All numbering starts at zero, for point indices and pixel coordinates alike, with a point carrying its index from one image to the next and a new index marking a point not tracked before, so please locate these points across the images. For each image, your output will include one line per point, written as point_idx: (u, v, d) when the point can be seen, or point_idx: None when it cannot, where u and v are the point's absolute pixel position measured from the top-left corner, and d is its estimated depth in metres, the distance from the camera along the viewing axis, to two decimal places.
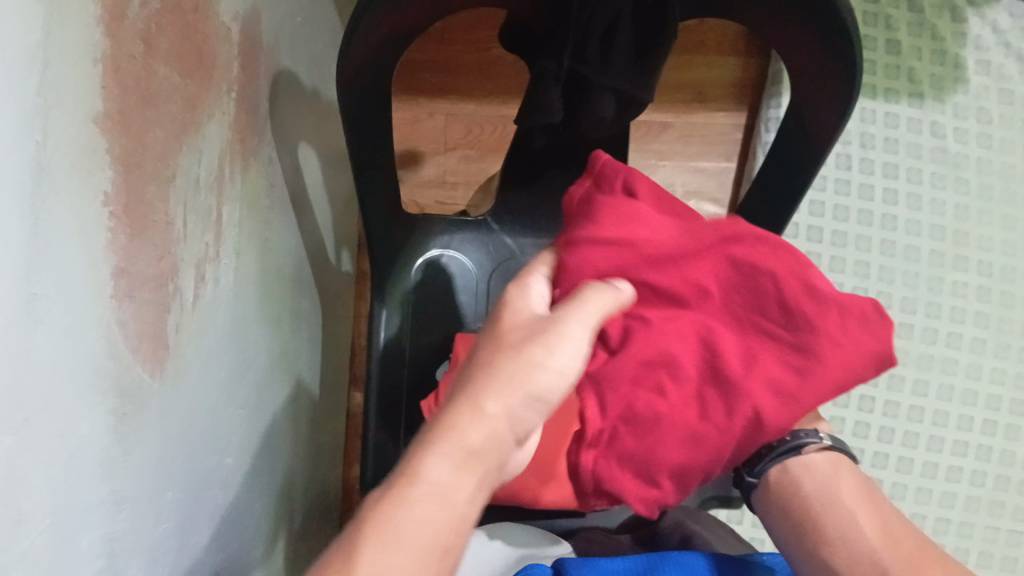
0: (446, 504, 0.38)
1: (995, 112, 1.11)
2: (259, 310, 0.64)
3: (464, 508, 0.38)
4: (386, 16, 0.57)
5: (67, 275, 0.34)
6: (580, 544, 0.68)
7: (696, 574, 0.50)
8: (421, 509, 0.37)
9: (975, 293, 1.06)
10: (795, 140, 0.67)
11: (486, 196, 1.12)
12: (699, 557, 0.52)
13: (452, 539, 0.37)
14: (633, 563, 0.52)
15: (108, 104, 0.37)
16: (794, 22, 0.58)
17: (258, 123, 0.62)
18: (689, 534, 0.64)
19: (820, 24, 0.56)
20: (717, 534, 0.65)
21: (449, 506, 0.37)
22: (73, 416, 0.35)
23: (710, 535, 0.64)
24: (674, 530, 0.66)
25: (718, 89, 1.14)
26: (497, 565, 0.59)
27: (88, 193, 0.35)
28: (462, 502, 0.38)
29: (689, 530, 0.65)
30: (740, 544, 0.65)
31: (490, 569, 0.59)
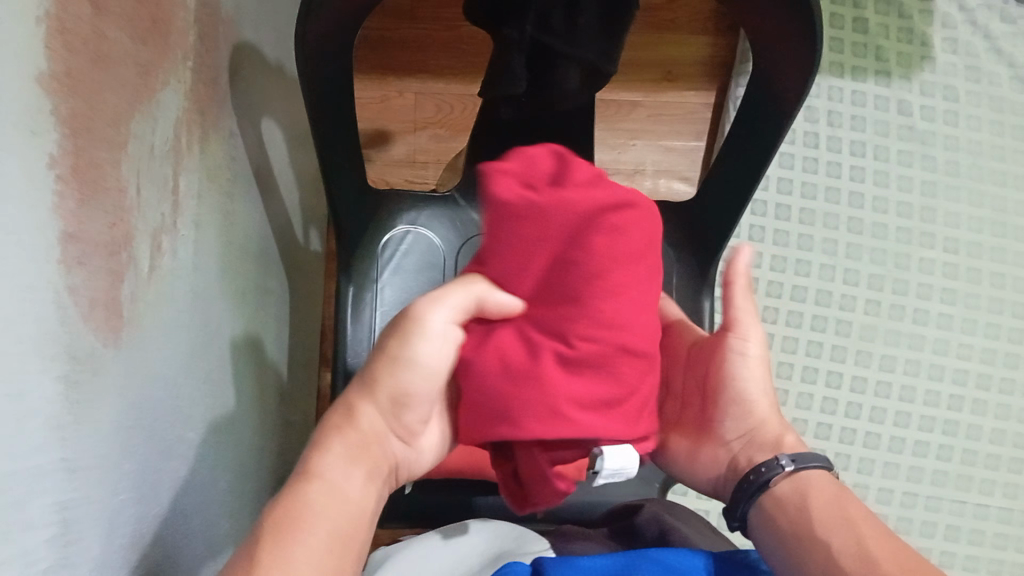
0: (346, 499, 0.47)
1: (961, 89, 1.12)
2: (222, 284, 0.63)
3: (357, 498, 0.48)
4: None
5: (12, 237, 0.33)
6: (559, 540, 0.66)
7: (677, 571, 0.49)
8: (316, 501, 0.46)
9: (942, 270, 1.07)
10: (759, 111, 0.67)
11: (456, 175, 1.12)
12: (678, 555, 0.50)
13: (349, 530, 0.46)
14: (610, 562, 0.50)
15: (53, 64, 0.36)
16: None
17: (219, 94, 0.61)
18: (668, 529, 0.63)
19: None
20: (694, 527, 0.65)
21: (347, 500, 0.47)
22: (23, 381, 0.34)
23: (689, 529, 0.64)
24: (652, 523, 0.65)
25: (688, 68, 1.14)
26: (474, 560, 0.57)
27: (33, 154, 0.35)
28: (353, 494, 0.48)
29: (667, 523, 0.65)
30: (715, 536, 0.66)
31: (467, 565, 0.57)
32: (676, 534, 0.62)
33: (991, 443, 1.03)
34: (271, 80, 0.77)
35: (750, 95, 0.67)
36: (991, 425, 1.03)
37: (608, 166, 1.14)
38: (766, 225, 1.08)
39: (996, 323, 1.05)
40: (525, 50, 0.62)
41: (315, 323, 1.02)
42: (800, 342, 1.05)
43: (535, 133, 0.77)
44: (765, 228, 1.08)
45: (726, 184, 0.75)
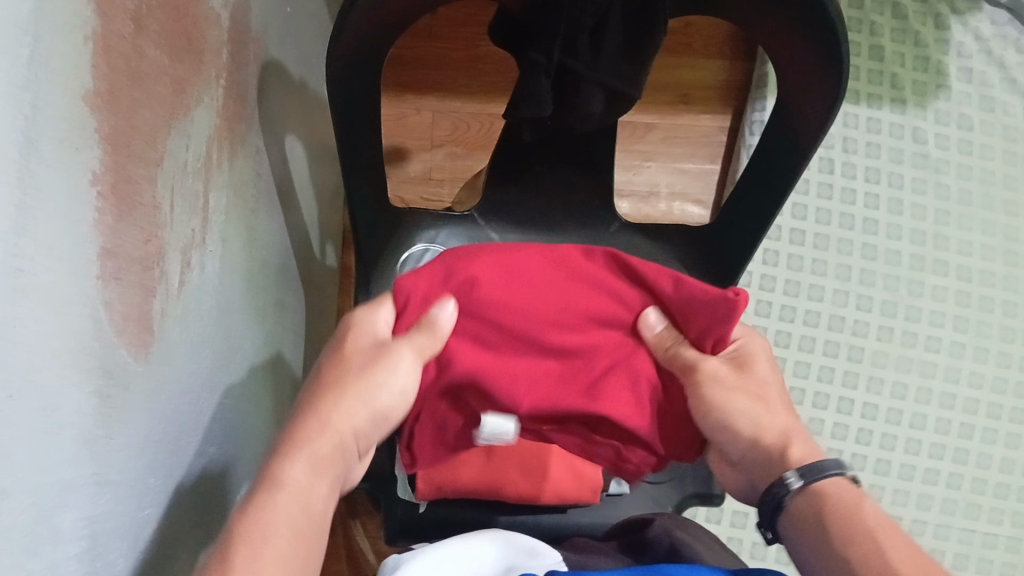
0: (303, 503, 0.45)
1: (976, 118, 1.12)
2: (244, 298, 0.63)
3: (317, 506, 0.46)
4: (378, 7, 0.57)
5: (54, 251, 0.34)
6: (569, 552, 0.66)
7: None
8: (279, 505, 0.44)
9: (955, 298, 1.07)
10: (780, 133, 0.67)
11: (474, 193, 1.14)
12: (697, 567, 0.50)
13: (308, 534, 0.44)
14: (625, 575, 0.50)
15: (97, 81, 0.37)
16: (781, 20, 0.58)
17: (247, 110, 0.62)
18: (677, 542, 0.63)
19: (811, 25, 0.57)
20: (704, 542, 0.65)
21: (303, 505, 0.45)
22: (57, 394, 0.35)
23: (698, 544, 0.64)
24: (662, 536, 0.65)
25: (704, 91, 1.15)
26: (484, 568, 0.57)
27: (76, 170, 0.35)
28: (315, 499, 0.46)
29: (678, 536, 0.65)
30: (724, 553, 0.66)
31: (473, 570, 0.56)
32: (688, 548, 0.62)
33: (1001, 472, 1.03)
34: (295, 96, 0.78)
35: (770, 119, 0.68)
36: (1001, 454, 1.03)
37: (623, 187, 1.15)
38: (780, 250, 1.08)
39: (1008, 352, 1.05)
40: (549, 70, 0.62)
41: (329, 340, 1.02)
42: (812, 367, 1.05)
43: (554, 155, 0.77)
44: (779, 253, 1.09)
45: (743, 210, 0.74)
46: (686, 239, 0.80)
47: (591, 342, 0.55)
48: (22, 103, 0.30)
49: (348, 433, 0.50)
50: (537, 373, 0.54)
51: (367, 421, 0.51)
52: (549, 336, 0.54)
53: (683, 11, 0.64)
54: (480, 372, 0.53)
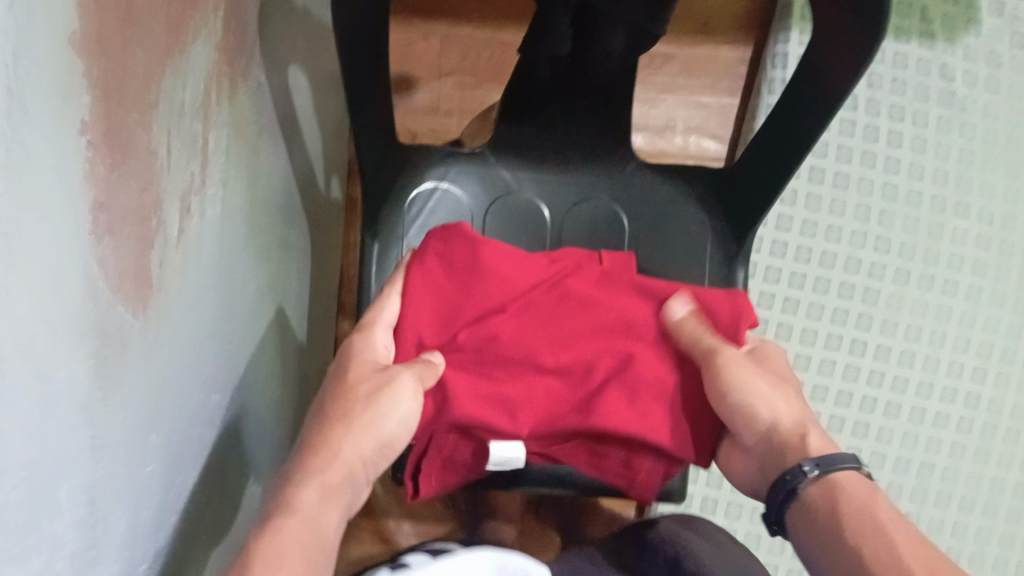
0: (313, 528, 0.45)
1: (1006, 56, 1.06)
2: (247, 242, 0.61)
3: (325, 529, 0.46)
4: None
5: (43, 213, 0.31)
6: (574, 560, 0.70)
7: None
8: (291, 531, 0.44)
9: (975, 242, 1.04)
10: (811, 72, 0.64)
11: (484, 125, 1.10)
12: None
13: (320, 556, 0.44)
14: None
15: (86, 22, 0.34)
16: None
17: (247, 44, 0.59)
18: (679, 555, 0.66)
19: None
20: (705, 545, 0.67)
21: (313, 529, 0.45)
22: (50, 362, 0.33)
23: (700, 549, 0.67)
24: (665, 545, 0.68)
25: (724, 20, 1.10)
26: None
27: (65, 121, 0.32)
28: (323, 523, 0.46)
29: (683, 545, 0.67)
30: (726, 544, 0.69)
31: None
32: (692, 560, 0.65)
33: (1013, 418, 1.02)
34: (298, 26, 0.75)
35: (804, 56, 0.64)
36: (1014, 401, 1.02)
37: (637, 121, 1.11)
38: (799, 188, 1.06)
39: None
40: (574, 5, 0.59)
41: (335, 277, 1.00)
42: (825, 310, 1.04)
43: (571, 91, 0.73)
44: (797, 191, 1.06)
45: (767, 156, 0.70)
46: (707, 184, 0.77)
47: (585, 361, 0.64)
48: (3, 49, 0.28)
49: (357, 462, 0.50)
50: (543, 387, 0.64)
51: (374, 450, 0.51)
52: (542, 358, 0.64)
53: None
54: (486, 413, 0.61)
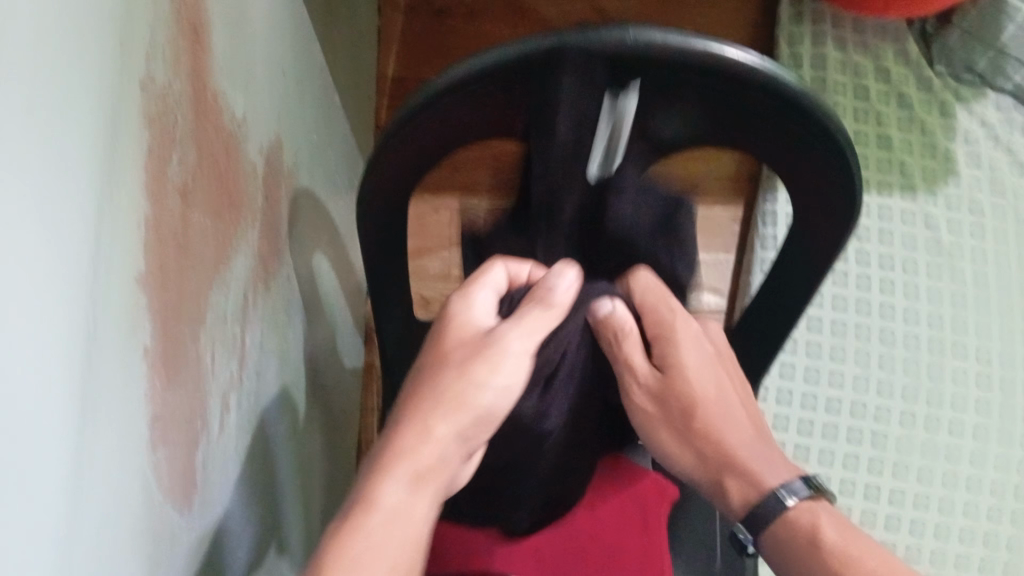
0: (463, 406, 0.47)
1: (987, 204, 1.15)
2: (276, 414, 0.67)
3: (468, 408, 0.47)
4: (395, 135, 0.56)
5: (112, 435, 0.37)
6: None
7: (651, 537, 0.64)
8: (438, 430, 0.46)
9: (976, 381, 1.09)
10: (826, 213, 0.60)
11: None
12: None
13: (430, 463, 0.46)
14: None
15: (148, 263, 0.39)
16: (768, 128, 0.54)
17: (280, 244, 0.65)
18: None
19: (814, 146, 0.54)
20: None
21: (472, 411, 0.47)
22: (114, 564, 0.38)
23: None
24: None
25: (715, 182, 1.19)
26: None
27: (133, 352, 0.38)
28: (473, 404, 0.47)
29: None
30: None
31: None
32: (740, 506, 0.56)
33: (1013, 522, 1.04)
34: (319, 218, 0.81)
35: (809, 203, 0.60)
36: None
37: None
38: (800, 338, 1.11)
39: None
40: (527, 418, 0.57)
41: (351, 441, 1.06)
42: (840, 429, 1.08)
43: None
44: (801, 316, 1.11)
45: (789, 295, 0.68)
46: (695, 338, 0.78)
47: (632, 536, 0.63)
48: (78, 295, 0.33)
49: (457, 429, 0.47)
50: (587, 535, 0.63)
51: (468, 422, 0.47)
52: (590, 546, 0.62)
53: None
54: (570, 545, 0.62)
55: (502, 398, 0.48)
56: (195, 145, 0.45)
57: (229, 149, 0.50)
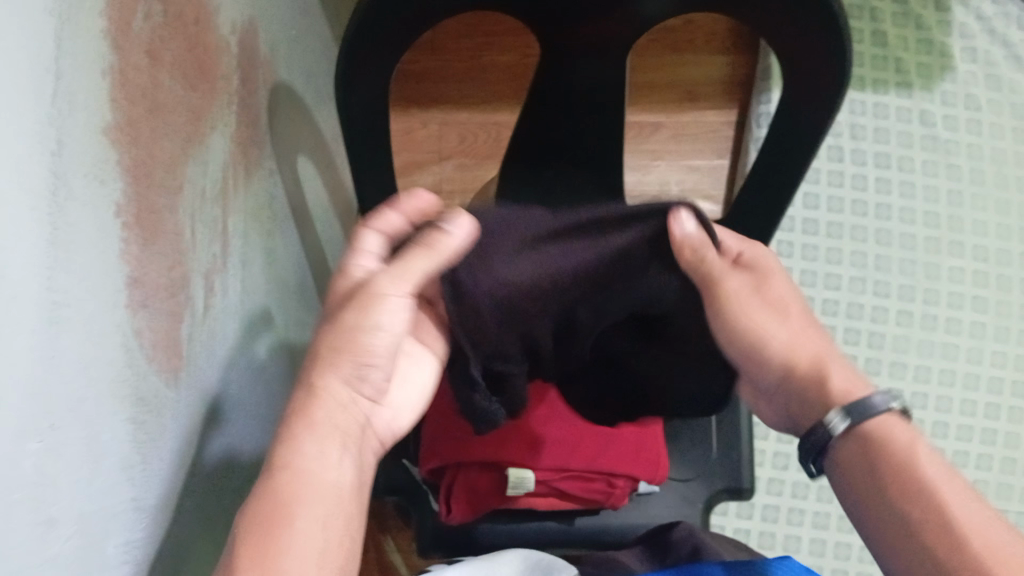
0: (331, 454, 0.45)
1: (983, 98, 1.11)
2: (266, 312, 0.65)
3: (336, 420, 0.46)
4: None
5: (87, 287, 0.36)
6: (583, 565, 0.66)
7: (630, 458, 0.69)
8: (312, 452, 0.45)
9: (972, 278, 1.05)
10: (815, 97, 0.60)
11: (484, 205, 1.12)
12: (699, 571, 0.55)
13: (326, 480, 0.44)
14: None
15: (118, 115, 0.38)
16: None
17: (260, 136, 0.63)
18: (698, 547, 0.63)
19: None
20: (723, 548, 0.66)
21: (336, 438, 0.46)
22: (95, 423, 0.37)
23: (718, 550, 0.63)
24: (686, 540, 0.65)
25: (707, 87, 1.17)
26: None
27: (102, 203, 0.37)
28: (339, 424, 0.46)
29: (701, 541, 0.64)
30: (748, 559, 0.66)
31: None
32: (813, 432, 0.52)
33: (1012, 421, 0.99)
34: (305, 120, 0.79)
35: (799, 80, 0.60)
36: None
37: (632, 187, 1.14)
38: (794, 240, 1.07)
39: None
40: (607, 203, 0.50)
41: None
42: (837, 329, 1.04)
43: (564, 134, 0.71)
44: (794, 219, 1.08)
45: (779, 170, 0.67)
46: None
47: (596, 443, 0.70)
48: (36, 126, 0.32)
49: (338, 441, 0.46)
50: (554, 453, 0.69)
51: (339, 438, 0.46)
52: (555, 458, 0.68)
53: (668, 4, 0.62)
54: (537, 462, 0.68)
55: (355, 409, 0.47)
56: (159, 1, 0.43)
57: (198, 18, 0.48)
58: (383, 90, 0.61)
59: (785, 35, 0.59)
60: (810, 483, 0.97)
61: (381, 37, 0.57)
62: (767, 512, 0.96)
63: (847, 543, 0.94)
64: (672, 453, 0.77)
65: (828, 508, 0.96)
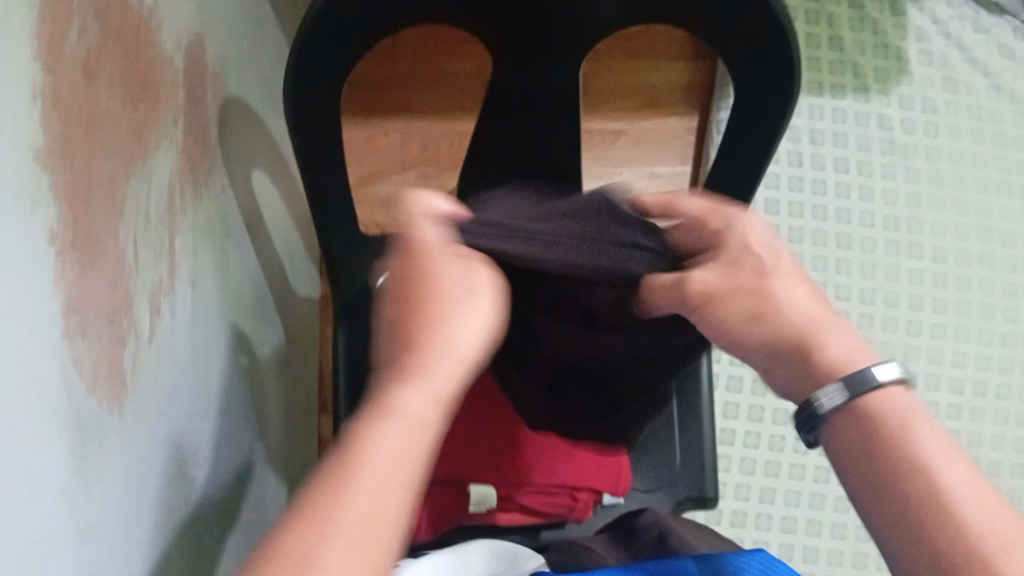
0: (418, 427, 0.38)
1: (940, 101, 1.13)
2: (219, 330, 0.64)
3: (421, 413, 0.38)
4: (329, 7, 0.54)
5: (18, 318, 0.34)
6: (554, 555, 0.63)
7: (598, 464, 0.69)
8: (391, 433, 0.37)
9: (932, 280, 1.06)
10: (768, 106, 0.60)
11: None
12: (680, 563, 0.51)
13: (416, 458, 0.37)
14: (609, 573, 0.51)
15: (50, 138, 0.37)
16: None
17: (209, 150, 0.61)
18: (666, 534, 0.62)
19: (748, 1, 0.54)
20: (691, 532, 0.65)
21: (418, 425, 0.38)
22: (32, 457, 0.36)
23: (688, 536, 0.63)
24: (653, 528, 0.64)
25: (667, 92, 1.17)
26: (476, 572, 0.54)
27: (33, 231, 0.36)
28: (423, 416, 0.38)
29: (669, 528, 0.63)
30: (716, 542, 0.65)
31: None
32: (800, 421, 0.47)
33: (973, 420, 1.01)
34: (259, 132, 0.78)
35: (751, 91, 0.60)
36: (997, 381, 1.02)
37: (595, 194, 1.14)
38: None
39: (991, 304, 1.05)
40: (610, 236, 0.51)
41: (314, 374, 1.03)
42: None
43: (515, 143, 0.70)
44: None
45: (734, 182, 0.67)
46: None
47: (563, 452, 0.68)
48: None
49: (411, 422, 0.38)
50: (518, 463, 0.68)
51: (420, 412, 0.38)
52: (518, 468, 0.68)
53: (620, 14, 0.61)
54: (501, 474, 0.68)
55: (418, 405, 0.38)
56: (93, 17, 0.42)
57: (138, 34, 0.47)
58: (333, 103, 0.60)
59: (737, 45, 0.59)
60: (777, 487, 0.97)
61: (325, 52, 0.57)
62: (735, 516, 0.96)
63: (814, 547, 0.95)
64: (636, 462, 0.77)
65: (795, 512, 0.96)
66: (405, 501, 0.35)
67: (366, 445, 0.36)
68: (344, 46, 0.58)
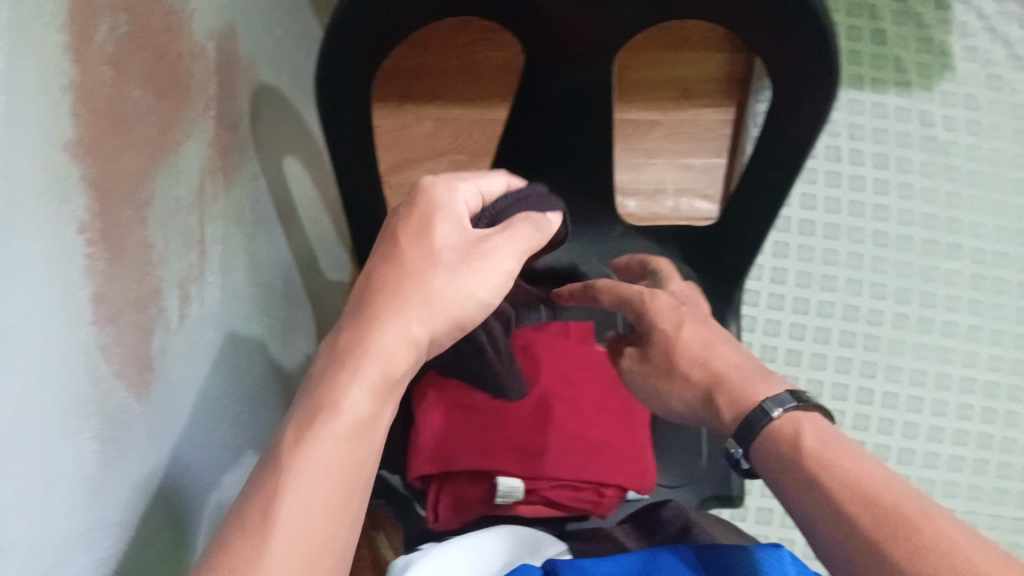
0: (361, 427, 0.40)
1: (982, 98, 1.10)
2: (248, 317, 0.65)
3: (372, 418, 0.41)
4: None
5: (44, 307, 0.35)
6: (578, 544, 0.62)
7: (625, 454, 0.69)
8: (331, 439, 0.39)
9: (969, 280, 1.04)
10: (805, 105, 0.59)
11: None
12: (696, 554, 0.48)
13: (350, 481, 0.39)
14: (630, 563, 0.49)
15: (79, 129, 0.37)
16: None
17: (240, 138, 0.62)
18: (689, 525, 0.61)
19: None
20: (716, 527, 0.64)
21: (362, 427, 0.40)
22: (57, 443, 0.36)
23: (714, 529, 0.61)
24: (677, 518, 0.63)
25: (702, 85, 1.15)
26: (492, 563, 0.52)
27: (62, 221, 0.36)
28: (371, 418, 0.41)
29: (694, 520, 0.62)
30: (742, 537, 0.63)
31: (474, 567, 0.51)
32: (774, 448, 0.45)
33: (1008, 425, 0.99)
34: (291, 119, 0.78)
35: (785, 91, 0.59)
36: None
37: (628, 186, 1.13)
38: (790, 241, 1.06)
39: None
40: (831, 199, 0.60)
41: None
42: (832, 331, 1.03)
43: None
44: (790, 219, 1.07)
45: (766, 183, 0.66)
46: (678, 231, 0.77)
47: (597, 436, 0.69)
48: None
49: (357, 418, 0.40)
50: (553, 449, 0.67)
51: (351, 427, 0.40)
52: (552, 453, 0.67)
53: (653, 7, 0.61)
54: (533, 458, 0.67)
55: (363, 403, 0.41)
56: (124, 8, 0.42)
57: (170, 25, 0.48)
58: (364, 95, 0.60)
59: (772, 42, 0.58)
60: None
61: (356, 43, 0.57)
62: (761, 514, 0.96)
63: None
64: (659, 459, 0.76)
65: None
66: (347, 503, 0.39)
67: (316, 451, 0.39)
68: (375, 37, 0.58)
